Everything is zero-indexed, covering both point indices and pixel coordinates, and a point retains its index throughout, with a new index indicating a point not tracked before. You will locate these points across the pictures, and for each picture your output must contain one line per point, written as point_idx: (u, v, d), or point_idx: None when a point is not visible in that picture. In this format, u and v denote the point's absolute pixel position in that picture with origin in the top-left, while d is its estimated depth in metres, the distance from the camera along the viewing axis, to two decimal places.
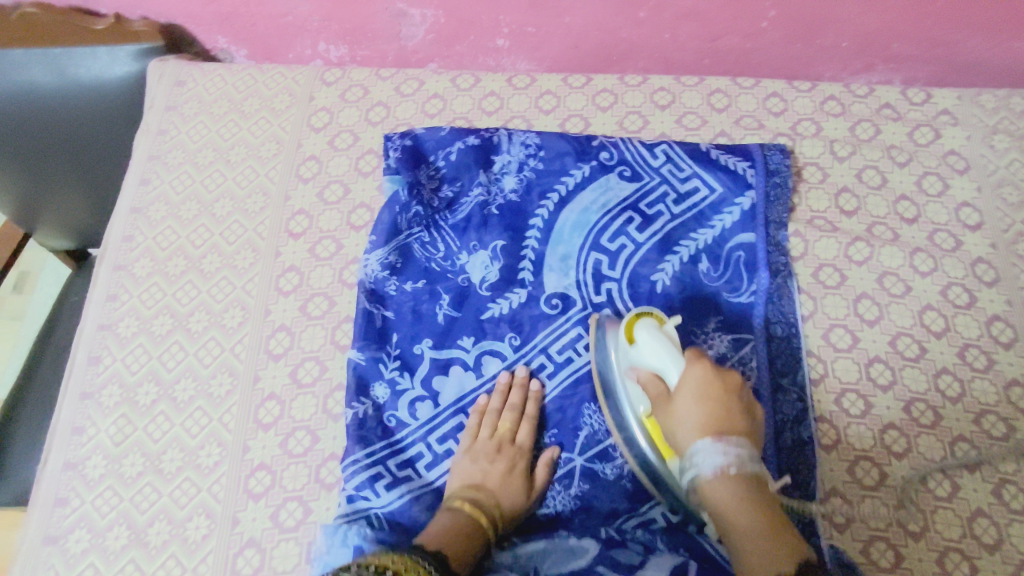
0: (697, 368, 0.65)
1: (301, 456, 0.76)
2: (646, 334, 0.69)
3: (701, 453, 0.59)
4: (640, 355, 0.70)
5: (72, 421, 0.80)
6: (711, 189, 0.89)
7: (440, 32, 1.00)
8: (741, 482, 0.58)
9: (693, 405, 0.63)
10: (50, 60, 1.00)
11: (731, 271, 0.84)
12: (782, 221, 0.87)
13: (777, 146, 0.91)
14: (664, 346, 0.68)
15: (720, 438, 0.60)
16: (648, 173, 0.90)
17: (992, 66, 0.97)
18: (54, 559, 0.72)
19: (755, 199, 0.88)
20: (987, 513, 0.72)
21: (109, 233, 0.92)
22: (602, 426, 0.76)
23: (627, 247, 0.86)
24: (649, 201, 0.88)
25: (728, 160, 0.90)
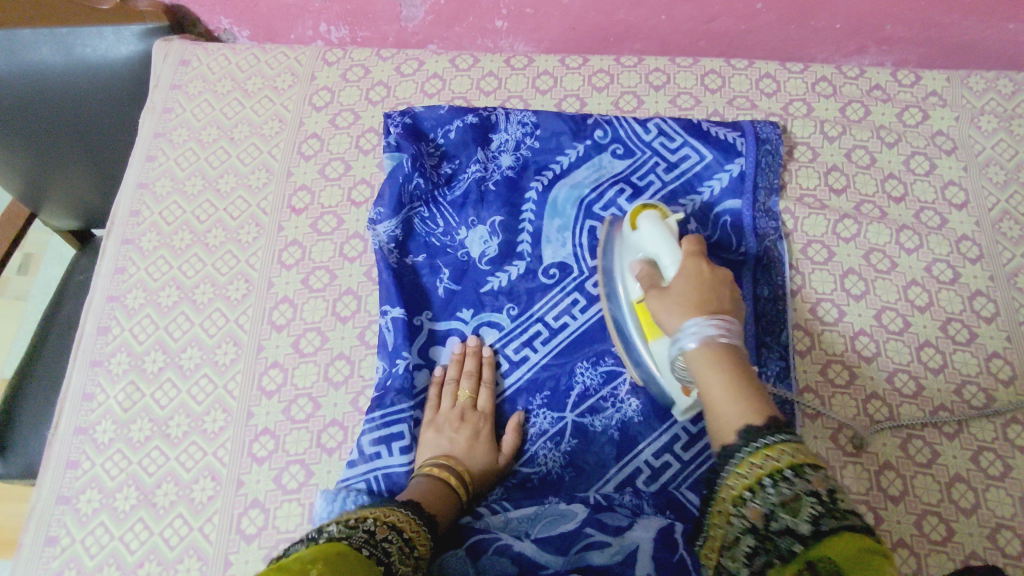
0: (695, 264, 0.65)
1: (303, 422, 0.79)
2: (648, 223, 0.71)
3: (689, 325, 0.59)
4: (641, 237, 0.72)
5: (82, 387, 0.82)
6: (701, 158, 0.91)
7: (439, 13, 1.01)
8: (721, 351, 0.57)
9: (676, 299, 0.62)
10: (58, 40, 1.02)
11: (719, 232, 0.88)
12: (772, 186, 0.90)
13: (766, 118, 0.94)
14: (663, 235, 0.69)
15: (710, 317, 0.59)
16: (640, 148, 0.92)
17: (982, 48, 0.99)
18: (66, 518, 0.75)
19: (745, 165, 0.90)
20: (966, 479, 0.75)
21: (116, 209, 0.95)
22: (592, 384, 0.80)
23: (620, 215, 0.88)
24: (640, 173, 0.91)
25: (719, 132, 0.92)
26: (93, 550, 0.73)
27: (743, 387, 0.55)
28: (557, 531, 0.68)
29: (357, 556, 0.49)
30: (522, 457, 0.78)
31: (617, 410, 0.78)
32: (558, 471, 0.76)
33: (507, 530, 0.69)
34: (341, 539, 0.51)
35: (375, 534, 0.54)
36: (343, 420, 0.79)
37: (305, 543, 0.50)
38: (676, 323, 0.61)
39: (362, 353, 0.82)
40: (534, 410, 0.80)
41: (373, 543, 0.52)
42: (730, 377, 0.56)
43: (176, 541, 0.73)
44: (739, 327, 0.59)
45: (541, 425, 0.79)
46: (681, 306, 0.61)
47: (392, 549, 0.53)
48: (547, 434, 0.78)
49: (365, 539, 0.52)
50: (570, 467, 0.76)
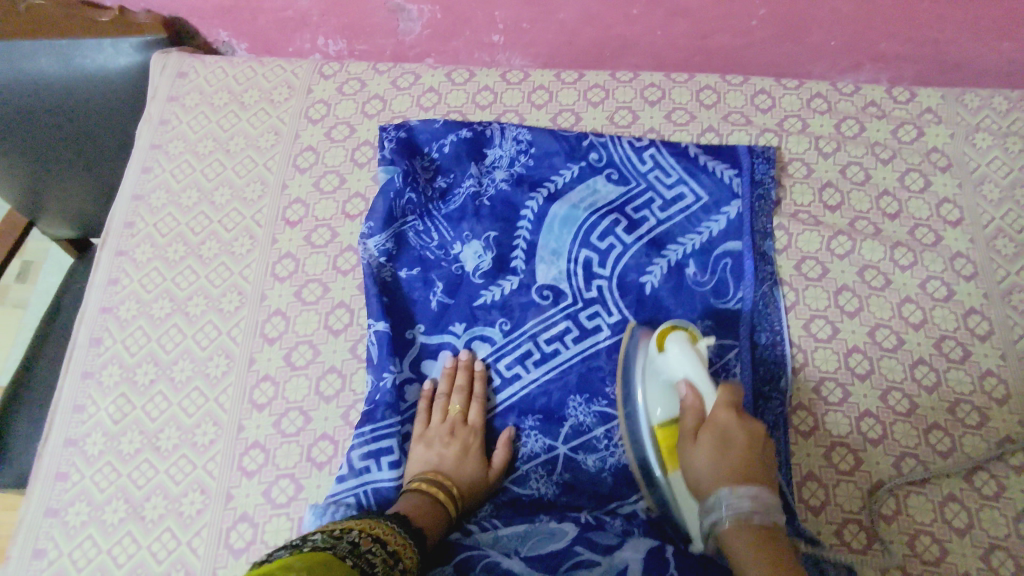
0: (730, 414, 0.65)
1: (294, 436, 0.78)
2: (677, 349, 0.70)
3: (723, 491, 0.60)
4: (669, 367, 0.71)
5: (73, 398, 0.82)
6: (697, 197, 0.90)
7: (436, 28, 1.02)
8: (756, 525, 0.58)
9: (710, 461, 0.63)
10: (56, 51, 1.03)
11: (718, 274, 0.86)
12: (767, 231, 0.89)
13: (764, 153, 0.94)
14: (696, 365, 0.69)
15: (739, 487, 0.60)
16: (635, 178, 0.92)
17: (976, 65, 0.99)
18: (54, 531, 0.75)
19: (741, 208, 0.89)
20: (959, 499, 0.74)
21: (111, 220, 0.95)
22: (585, 420, 0.78)
23: (615, 248, 0.87)
24: (635, 205, 0.90)
25: (715, 166, 0.92)
26: (80, 563, 0.73)
27: (784, 563, 0.55)
28: (546, 550, 0.67)
29: (340, 566, 0.49)
30: (513, 475, 0.77)
31: (610, 435, 0.78)
32: (550, 495, 0.76)
33: (496, 548, 0.68)
34: (325, 548, 0.50)
35: (360, 546, 0.54)
36: (333, 434, 0.78)
37: (287, 550, 0.50)
38: (713, 484, 0.61)
39: (354, 367, 0.82)
40: (525, 428, 0.79)
41: (357, 553, 0.52)
42: (768, 548, 0.56)
43: (164, 555, 0.73)
44: (774, 496, 0.60)
45: (531, 445, 0.78)
46: (715, 464, 0.62)
47: (376, 560, 0.53)
48: (538, 458, 0.78)
49: (349, 550, 0.52)
50: (560, 486, 0.76)
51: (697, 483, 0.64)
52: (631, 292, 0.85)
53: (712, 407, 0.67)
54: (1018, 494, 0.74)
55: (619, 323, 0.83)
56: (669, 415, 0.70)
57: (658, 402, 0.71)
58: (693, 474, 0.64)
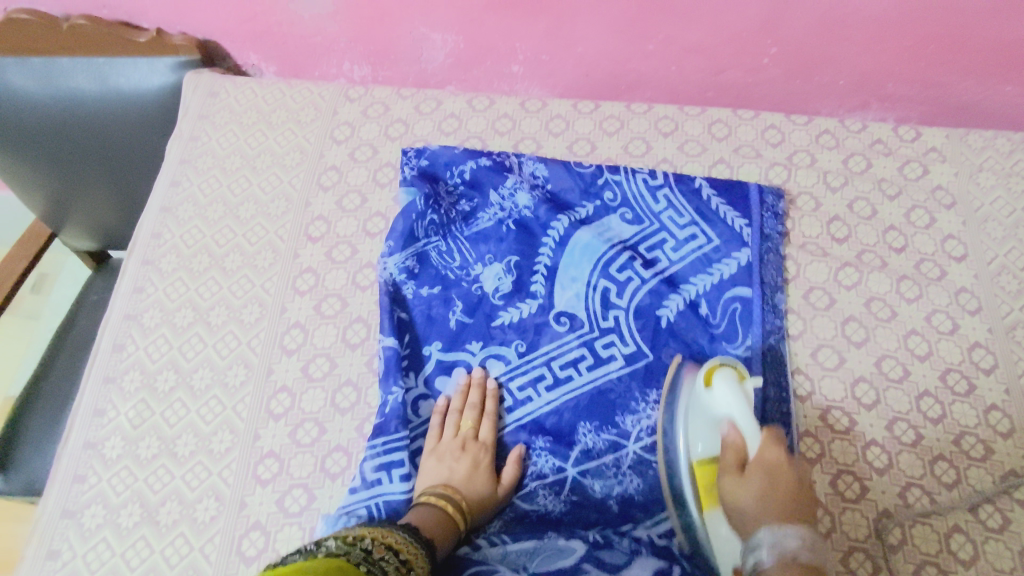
0: (779, 452, 0.63)
1: (308, 446, 0.80)
2: (724, 386, 0.68)
3: (763, 532, 0.56)
4: (716, 405, 0.69)
5: (94, 403, 0.84)
6: (708, 240, 0.92)
7: (458, 56, 1.06)
8: (799, 563, 0.54)
9: (756, 493, 0.60)
10: (95, 70, 1.07)
11: (727, 320, 0.86)
12: (777, 284, 0.89)
13: (773, 191, 0.96)
14: (743, 407, 0.66)
15: (782, 523, 0.57)
16: (649, 218, 0.94)
17: (981, 107, 1.02)
18: (70, 533, 0.76)
19: (751, 256, 0.90)
20: (964, 530, 0.75)
21: (139, 231, 0.98)
22: (596, 446, 0.79)
23: (632, 281, 0.88)
24: (648, 245, 0.93)
25: (726, 212, 0.94)
26: (93, 566, 0.74)
27: None
28: (556, 565, 0.68)
29: (354, 572, 0.50)
30: (520, 491, 0.78)
31: (619, 466, 0.78)
32: (557, 512, 0.77)
33: (505, 563, 0.69)
34: (340, 555, 0.51)
35: (373, 554, 0.55)
36: (347, 446, 0.80)
37: (302, 554, 0.51)
38: (755, 521, 0.59)
39: (369, 380, 0.84)
40: (535, 448, 0.81)
41: (371, 560, 0.53)
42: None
43: (176, 560, 0.74)
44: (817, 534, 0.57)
45: (541, 465, 0.80)
46: (763, 500, 0.59)
47: (389, 568, 0.54)
48: (545, 479, 0.79)
49: (362, 556, 0.53)
50: (569, 506, 0.77)
51: (733, 511, 0.62)
52: (645, 329, 0.86)
53: (758, 447, 0.64)
54: (1022, 527, 0.75)
55: (634, 355, 0.84)
56: (710, 451, 0.68)
57: (699, 436, 0.69)
58: (733, 503, 0.61)
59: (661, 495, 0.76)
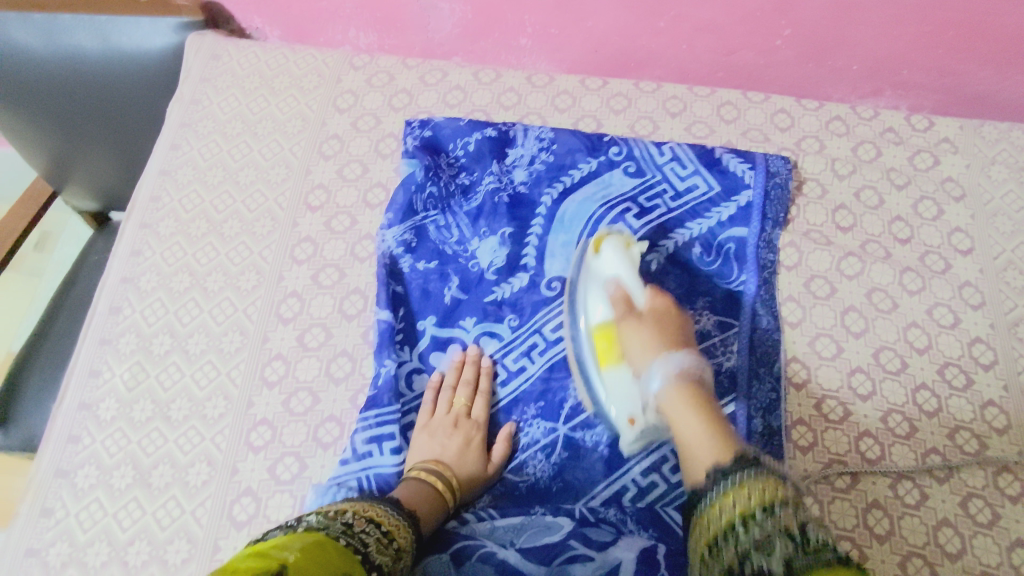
0: (663, 299, 0.75)
1: (302, 415, 0.80)
2: (612, 250, 0.79)
3: (654, 367, 0.70)
4: (604, 266, 0.80)
5: (90, 364, 0.84)
6: (709, 188, 0.93)
7: (466, 27, 1.04)
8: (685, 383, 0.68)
9: (650, 336, 0.72)
10: (96, 28, 1.05)
11: (721, 260, 0.90)
12: (780, 221, 0.92)
13: (778, 154, 0.95)
14: (625, 266, 0.78)
15: (668, 354, 0.70)
16: (652, 169, 0.94)
17: (997, 98, 1.00)
18: (63, 491, 0.77)
19: (753, 198, 0.92)
20: (953, 523, 0.75)
21: (138, 194, 0.97)
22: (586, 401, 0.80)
23: (625, 233, 0.89)
24: (648, 196, 0.92)
25: (732, 162, 0.93)
26: (86, 524, 0.75)
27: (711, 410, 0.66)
28: (541, 542, 0.68)
29: (334, 545, 0.50)
30: (511, 467, 0.78)
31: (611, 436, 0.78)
32: (548, 491, 0.76)
33: (492, 537, 0.69)
34: (319, 530, 0.52)
35: (353, 527, 0.55)
36: (340, 416, 0.80)
37: (282, 530, 0.52)
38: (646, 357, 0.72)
39: (364, 352, 0.84)
40: (527, 424, 0.80)
41: (350, 533, 0.54)
42: (697, 403, 0.66)
43: (168, 522, 0.74)
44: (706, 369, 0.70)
45: (533, 442, 0.79)
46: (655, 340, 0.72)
47: (368, 540, 0.55)
48: (537, 448, 0.79)
49: (342, 529, 0.54)
50: (560, 485, 0.76)
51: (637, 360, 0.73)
52: (639, 280, 0.87)
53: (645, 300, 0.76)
54: (1011, 524, 0.75)
55: None
56: (628, 401, 0.74)
57: (598, 301, 0.78)
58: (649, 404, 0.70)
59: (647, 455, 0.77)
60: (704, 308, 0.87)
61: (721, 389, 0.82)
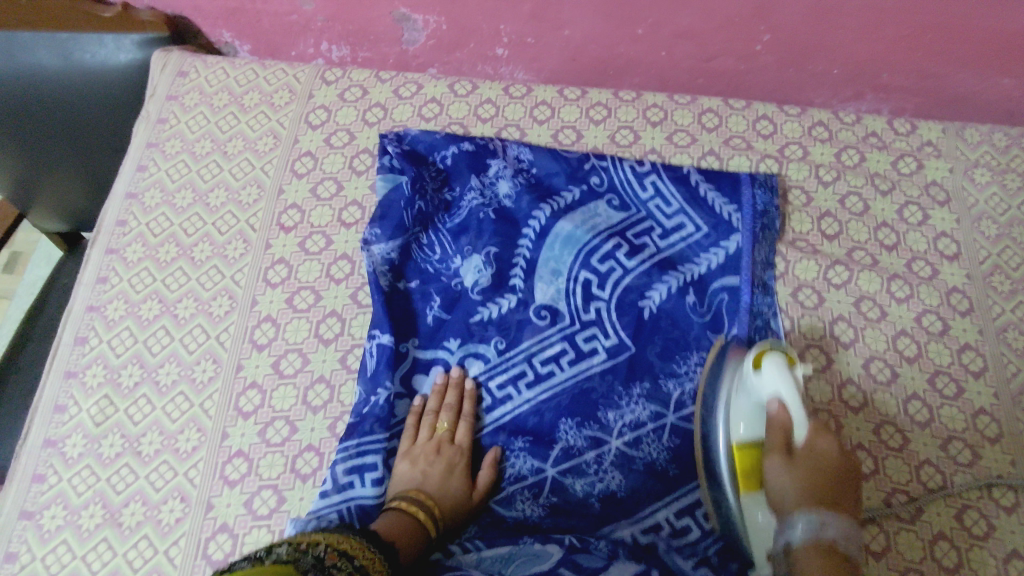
0: (831, 445, 0.67)
1: (279, 446, 0.77)
2: (774, 370, 0.67)
3: (799, 521, 0.62)
4: (762, 384, 0.68)
5: (55, 399, 0.81)
6: (697, 227, 0.89)
7: (441, 38, 1.02)
8: (836, 552, 0.60)
9: (791, 477, 0.65)
10: (57, 45, 1.00)
11: (713, 308, 0.84)
12: (768, 261, 0.88)
13: (766, 184, 0.93)
14: (792, 392, 0.66)
15: (822, 515, 0.62)
16: (635, 207, 0.92)
17: (978, 100, 0.99)
18: (28, 534, 0.73)
19: (741, 242, 0.87)
20: (949, 537, 0.73)
21: (103, 217, 0.94)
22: (576, 444, 0.77)
23: (615, 271, 0.86)
24: (634, 232, 0.90)
25: (714, 199, 0.91)
26: (53, 568, 0.71)
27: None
28: (531, 571, 0.67)
29: None
30: (498, 496, 0.76)
31: (600, 476, 0.76)
32: (535, 517, 0.75)
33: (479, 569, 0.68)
34: (286, 562, 0.50)
35: (324, 560, 0.52)
36: (319, 446, 0.77)
37: (248, 562, 0.49)
38: (794, 507, 0.63)
39: (342, 377, 0.81)
40: (514, 449, 0.78)
41: (320, 567, 0.51)
42: (832, 574, 0.58)
43: (140, 564, 0.71)
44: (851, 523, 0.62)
45: (519, 466, 0.77)
46: (802, 493, 0.64)
47: (340, 574, 0.52)
48: (525, 480, 0.76)
49: (312, 563, 0.51)
50: (549, 516, 0.74)
51: (777, 496, 0.65)
52: (630, 316, 0.83)
53: (805, 435, 0.67)
54: (1007, 535, 0.73)
55: (616, 347, 0.82)
56: (753, 436, 0.70)
57: (744, 418, 0.70)
58: (776, 489, 0.66)
59: (643, 495, 0.75)
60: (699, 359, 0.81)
61: None
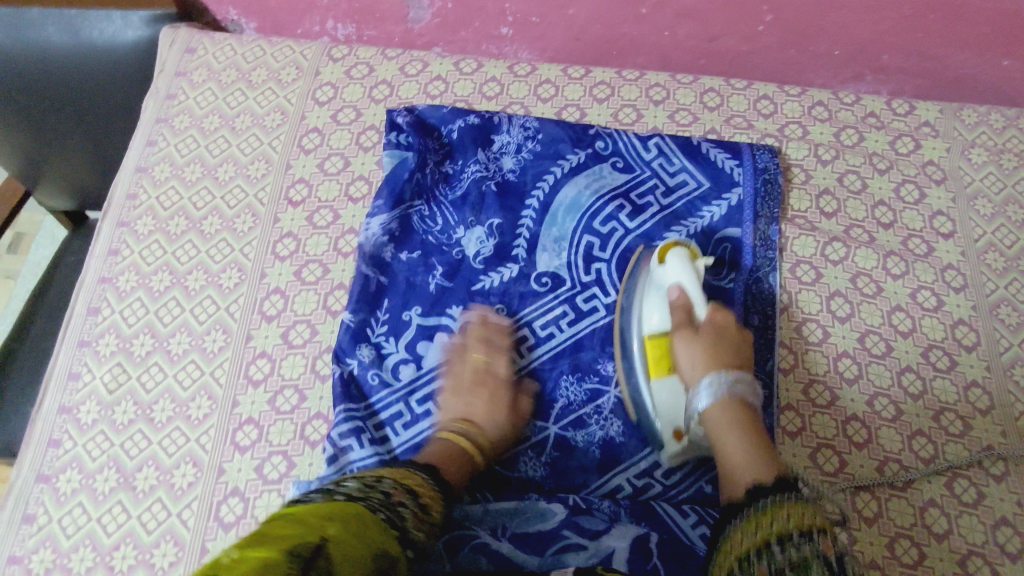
0: (723, 317, 0.74)
1: (288, 413, 0.79)
2: (677, 261, 0.77)
3: (705, 382, 0.68)
4: (666, 276, 0.78)
5: (68, 367, 0.83)
6: (698, 184, 0.92)
7: (446, 16, 1.03)
8: (739, 408, 0.67)
9: (702, 353, 0.71)
10: (64, 21, 1.01)
11: (715, 254, 0.89)
12: (774, 216, 0.91)
13: (766, 146, 0.95)
14: (692, 278, 0.76)
15: (729, 374, 0.69)
16: (640, 166, 0.94)
17: (976, 82, 1.01)
18: (45, 497, 0.75)
19: (742, 196, 0.91)
20: (939, 504, 0.76)
21: (114, 191, 0.95)
22: (575, 400, 0.80)
23: (618, 231, 0.88)
24: (639, 192, 0.92)
25: (717, 156, 0.94)
26: (69, 530, 0.73)
27: (757, 442, 0.65)
28: (533, 530, 0.69)
29: (371, 517, 0.50)
30: (502, 457, 0.77)
31: (600, 427, 0.78)
32: (538, 477, 0.76)
33: (483, 524, 0.70)
34: (356, 499, 0.52)
35: (390, 498, 0.55)
36: (327, 414, 0.79)
37: (321, 494, 0.52)
38: (697, 376, 0.70)
39: None
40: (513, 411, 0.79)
41: (388, 506, 0.53)
42: (744, 427, 0.66)
43: (154, 526, 0.73)
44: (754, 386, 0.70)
45: (520, 428, 0.78)
46: (708, 357, 0.70)
47: (405, 513, 0.54)
48: (527, 442, 0.78)
49: (380, 501, 0.53)
50: (552, 474, 0.76)
51: (686, 370, 0.72)
52: (631, 273, 0.86)
53: (704, 313, 0.75)
54: (995, 502, 0.76)
55: (615, 305, 0.85)
56: (660, 329, 0.76)
57: (654, 309, 0.77)
58: (682, 364, 0.72)
59: (640, 454, 0.77)
60: None
61: None
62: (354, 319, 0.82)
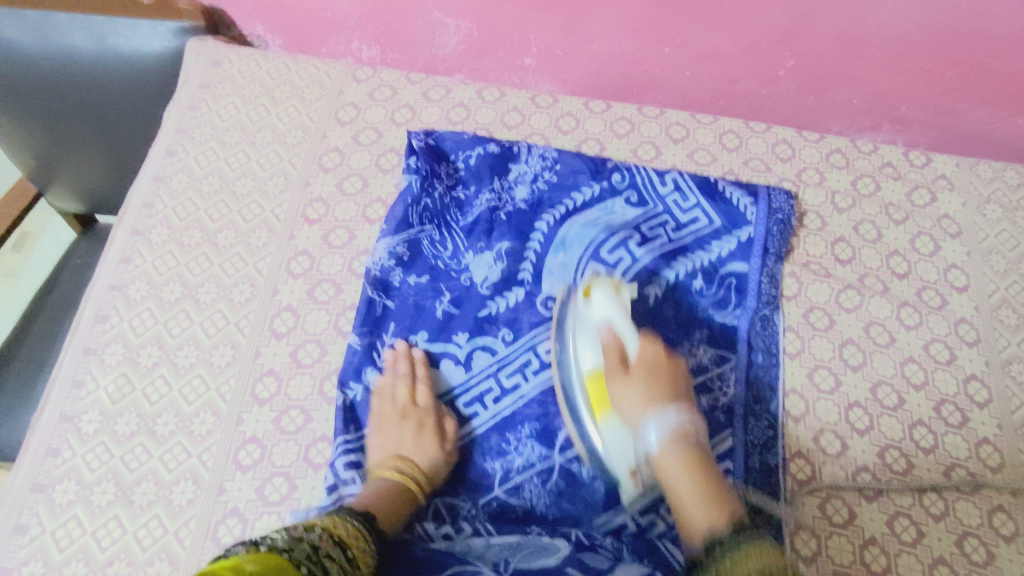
0: (653, 349, 0.73)
1: (293, 434, 0.78)
2: (602, 298, 0.75)
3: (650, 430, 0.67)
4: (593, 313, 0.76)
5: (72, 374, 0.81)
6: (710, 222, 0.93)
7: (471, 44, 1.04)
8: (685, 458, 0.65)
9: (643, 389, 0.70)
10: (93, 28, 1.02)
11: (721, 291, 0.89)
12: (781, 254, 0.91)
13: (782, 189, 0.96)
14: (618, 313, 0.74)
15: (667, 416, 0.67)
16: (654, 200, 0.94)
17: (992, 139, 1.02)
18: (39, 507, 0.74)
19: (754, 233, 0.92)
20: (949, 562, 0.74)
21: (130, 199, 0.95)
22: None
23: (624, 261, 0.87)
24: (650, 225, 0.92)
25: (733, 194, 0.94)
26: (62, 543, 0.71)
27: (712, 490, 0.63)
28: (536, 563, 0.65)
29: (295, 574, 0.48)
30: (506, 484, 0.76)
31: None
32: (542, 507, 0.74)
33: (487, 555, 0.67)
34: (282, 551, 0.49)
35: (319, 549, 0.53)
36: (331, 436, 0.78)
37: (245, 547, 0.49)
38: (639, 418, 0.68)
39: None
40: (520, 437, 0.78)
41: (314, 559, 0.51)
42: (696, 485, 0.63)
43: (149, 543, 0.71)
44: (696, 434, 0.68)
45: (526, 455, 0.77)
46: (647, 395, 0.69)
47: (332, 566, 0.52)
48: (534, 468, 0.76)
49: (307, 553, 0.51)
50: (556, 505, 0.75)
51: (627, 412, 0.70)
52: (637, 309, 0.86)
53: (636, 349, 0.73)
54: (1005, 563, 0.74)
55: None
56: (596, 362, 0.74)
57: (586, 348, 0.75)
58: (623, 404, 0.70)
59: None
60: (700, 341, 0.86)
61: (718, 423, 0.81)
62: (361, 343, 0.82)
